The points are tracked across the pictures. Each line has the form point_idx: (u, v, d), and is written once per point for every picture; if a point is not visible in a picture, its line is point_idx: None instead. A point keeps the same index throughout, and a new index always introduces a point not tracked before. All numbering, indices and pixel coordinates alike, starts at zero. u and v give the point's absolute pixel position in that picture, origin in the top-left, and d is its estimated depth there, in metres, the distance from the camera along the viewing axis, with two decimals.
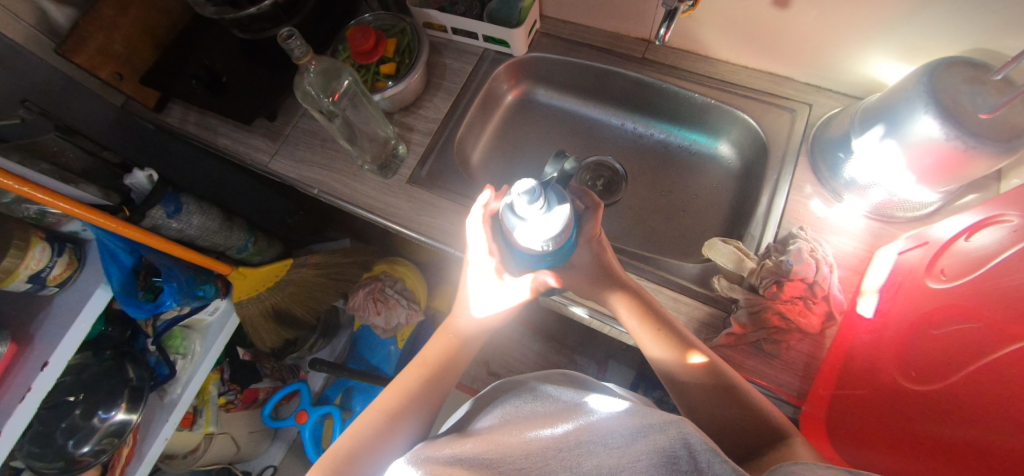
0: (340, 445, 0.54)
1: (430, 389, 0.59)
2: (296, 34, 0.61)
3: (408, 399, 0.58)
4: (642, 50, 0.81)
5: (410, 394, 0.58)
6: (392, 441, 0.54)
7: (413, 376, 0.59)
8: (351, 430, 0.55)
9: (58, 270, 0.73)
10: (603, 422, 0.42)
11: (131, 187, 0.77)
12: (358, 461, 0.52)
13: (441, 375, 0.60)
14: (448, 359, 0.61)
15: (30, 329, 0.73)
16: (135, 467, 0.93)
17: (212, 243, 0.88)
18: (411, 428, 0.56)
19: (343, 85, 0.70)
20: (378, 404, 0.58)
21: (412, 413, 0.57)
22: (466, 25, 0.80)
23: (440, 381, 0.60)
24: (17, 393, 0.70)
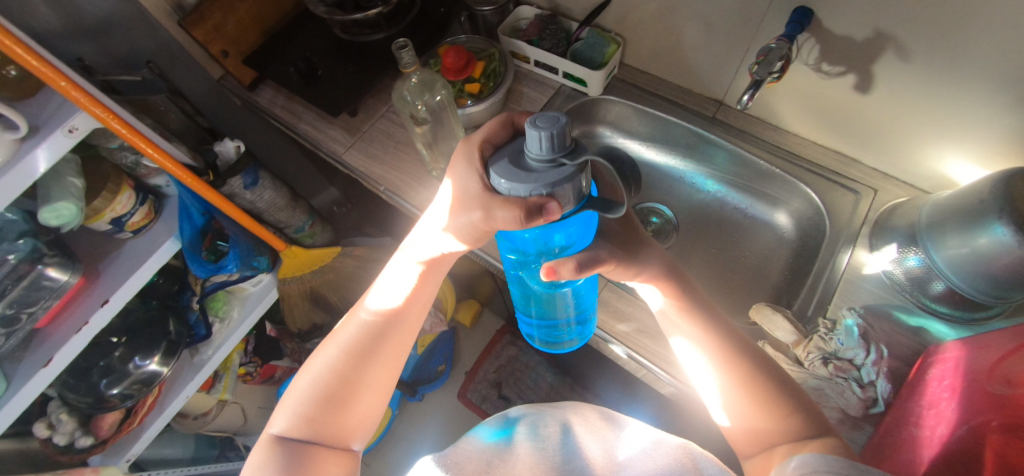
0: (299, 383, 0.52)
1: (397, 322, 0.55)
2: (408, 45, 0.66)
3: (370, 332, 0.53)
4: (714, 109, 0.84)
5: (367, 331, 0.53)
6: (353, 378, 0.51)
7: (366, 314, 0.55)
8: (309, 367, 0.53)
9: (137, 218, 0.78)
10: (614, 438, 0.52)
11: (219, 154, 0.82)
12: (326, 388, 0.50)
13: (398, 315, 0.55)
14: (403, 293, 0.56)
15: (98, 268, 0.78)
16: (153, 419, 0.96)
17: (276, 218, 0.93)
18: (371, 368, 0.52)
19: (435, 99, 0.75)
20: (335, 340, 0.54)
21: (378, 350, 0.53)
22: (550, 59, 0.84)
23: (403, 309, 0.55)
24: (73, 325, 0.75)
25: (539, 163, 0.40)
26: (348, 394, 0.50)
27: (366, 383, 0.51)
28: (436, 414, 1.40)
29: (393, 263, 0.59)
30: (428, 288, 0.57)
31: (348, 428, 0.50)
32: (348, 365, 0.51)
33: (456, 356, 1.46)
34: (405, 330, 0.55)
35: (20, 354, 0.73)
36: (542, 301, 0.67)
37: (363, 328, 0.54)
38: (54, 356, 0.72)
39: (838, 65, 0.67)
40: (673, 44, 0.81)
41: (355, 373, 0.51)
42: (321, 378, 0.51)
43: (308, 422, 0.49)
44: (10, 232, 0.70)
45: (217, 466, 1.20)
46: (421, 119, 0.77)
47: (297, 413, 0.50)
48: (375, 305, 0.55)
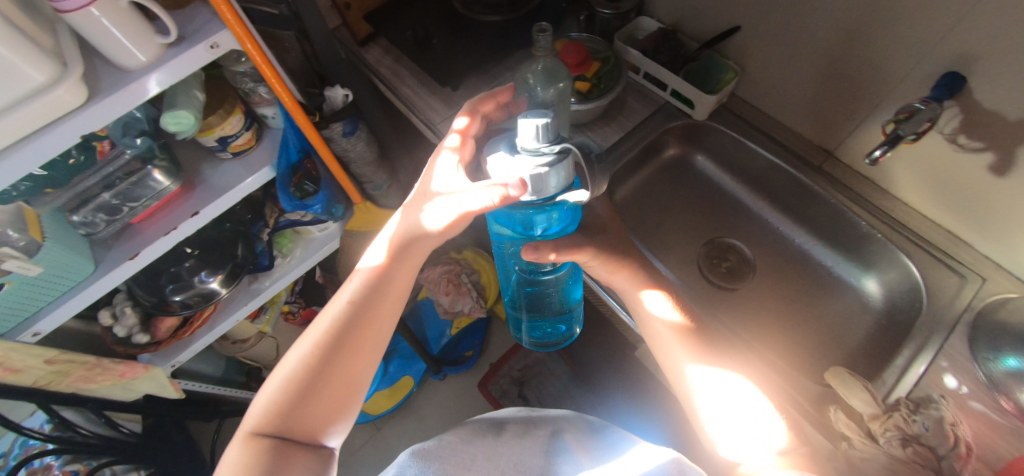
0: (273, 381, 0.48)
1: (375, 311, 0.51)
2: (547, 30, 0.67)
3: (351, 321, 0.50)
4: (821, 159, 0.81)
5: (347, 322, 0.50)
6: (332, 375, 0.48)
7: (348, 300, 0.51)
8: (285, 362, 0.49)
9: (240, 142, 0.82)
10: (604, 456, 0.57)
11: (327, 100, 0.85)
12: (303, 385, 0.47)
13: (382, 302, 0.52)
14: (387, 278, 0.53)
15: (195, 180, 0.82)
16: (203, 334, 1.01)
17: (361, 172, 0.95)
18: (351, 363, 0.49)
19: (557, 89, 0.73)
20: (312, 330, 0.50)
21: (356, 340, 0.50)
22: (662, 74, 0.82)
23: (382, 296, 0.52)
24: (162, 228, 0.79)
25: (532, 151, 0.48)
26: (323, 388, 0.47)
27: (345, 377, 0.49)
28: (453, 396, 1.40)
29: (374, 245, 0.55)
30: (414, 268, 0.55)
31: (322, 423, 0.48)
32: (324, 360, 0.48)
33: (484, 346, 1.46)
34: (384, 317, 0.52)
35: (110, 243, 0.78)
36: (534, 298, 0.80)
37: (340, 318, 0.50)
38: (140, 252, 0.76)
39: (977, 141, 0.63)
40: (795, 84, 0.78)
41: (331, 367, 0.48)
42: (294, 375, 0.47)
43: (283, 423, 0.46)
44: (133, 129, 0.75)
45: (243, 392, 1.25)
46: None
47: (269, 414, 0.46)
48: (356, 290, 0.52)
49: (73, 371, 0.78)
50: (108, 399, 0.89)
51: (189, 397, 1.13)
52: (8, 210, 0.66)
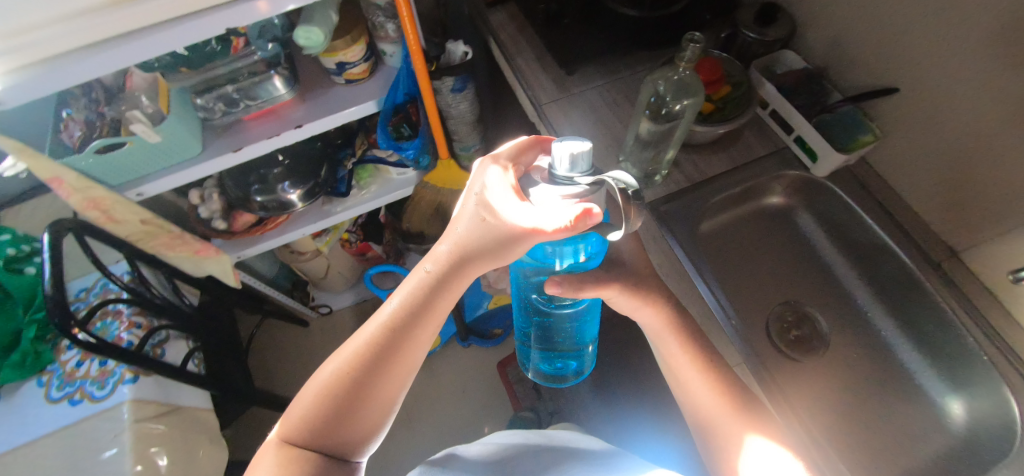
0: (306, 396, 0.46)
1: (413, 333, 0.48)
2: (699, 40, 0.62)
3: (387, 342, 0.47)
4: (943, 255, 0.72)
5: (382, 345, 0.47)
6: (365, 397, 0.46)
7: (387, 319, 0.48)
8: (318, 376, 0.47)
9: (357, 71, 0.84)
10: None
11: (446, 53, 0.86)
12: (336, 405, 0.46)
13: (420, 322, 0.49)
14: (429, 298, 0.49)
15: (307, 96, 0.85)
16: (270, 238, 1.06)
17: (456, 130, 0.97)
18: (385, 386, 0.47)
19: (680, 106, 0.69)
20: (347, 348, 0.48)
21: (390, 363, 0.47)
22: (791, 117, 0.75)
23: (422, 313, 0.48)
24: (267, 132, 0.82)
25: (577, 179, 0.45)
26: (354, 408, 0.46)
27: (377, 399, 0.47)
28: (471, 367, 1.42)
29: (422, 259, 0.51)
30: (463, 286, 0.50)
31: (352, 441, 0.47)
32: (356, 382, 0.46)
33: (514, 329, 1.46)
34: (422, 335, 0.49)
35: (220, 133, 0.83)
36: (549, 330, 0.67)
37: (377, 337, 0.47)
38: (243, 148, 0.80)
39: None
40: (938, 167, 0.70)
41: (364, 387, 0.46)
42: (326, 391, 0.46)
43: (314, 440, 0.45)
44: (268, 35, 0.79)
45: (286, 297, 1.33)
46: (663, 116, 0.71)
47: (300, 430, 0.45)
48: (397, 309, 0.48)
49: (158, 235, 0.85)
50: (179, 268, 0.96)
51: (242, 289, 1.21)
52: (146, 78, 0.74)
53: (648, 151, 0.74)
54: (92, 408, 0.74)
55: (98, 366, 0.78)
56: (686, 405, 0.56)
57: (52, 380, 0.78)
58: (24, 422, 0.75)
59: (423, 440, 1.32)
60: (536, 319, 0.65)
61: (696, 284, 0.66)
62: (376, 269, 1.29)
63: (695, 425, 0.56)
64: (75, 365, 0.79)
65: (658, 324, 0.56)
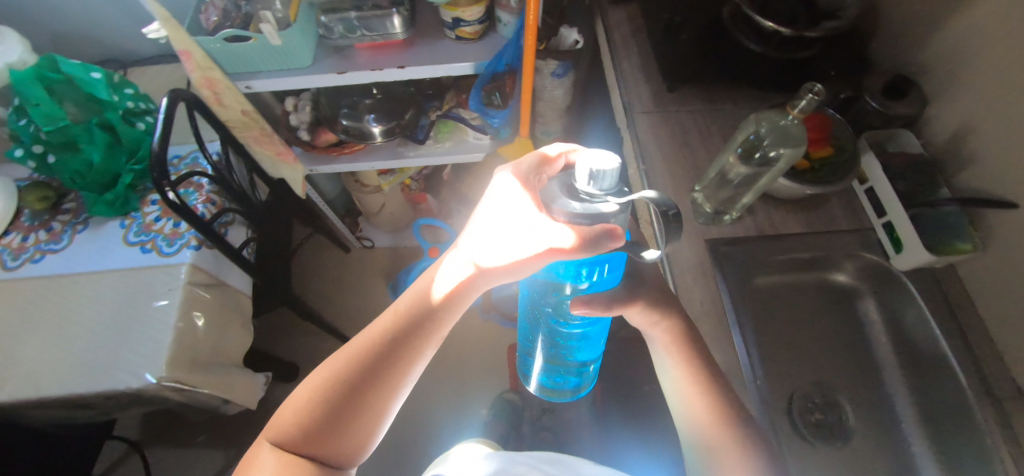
0: (297, 402, 0.51)
1: (402, 351, 0.51)
2: (818, 92, 0.59)
3: (376, 358, 0.50)
4: (1011, 394, 0.65)
5: (371, 361, 0.50)
6: (355, 409, 0.50)
7: (378, 335, 0.51)
8: (308, 385, 0.52)
9: (469, 30, 0.83)
10: None
11: (557, 36, 0.86)
12: (325, 415, 0.50)
13: (411, 339, 0.51)
14: (423, 318, 0.51)
15: (415, 41, 0.87)
16: (343, 161, 1.11)
17: (542, 111, 0.99)
18: (373, 399, 0.51)
19: (774, 155, 0.65)
20: (338, 360, 0.51)
21: (377, 378, 0.50)
22: (889, 198, 0.70)
23: (415, 333, 0.51)
24: (371, 65, 0.85)
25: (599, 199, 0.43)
26: (343, 417, 0.50)
27: (364, 411, 0.50)
28: (483, 341, 1.44)
29: (421, 279, 0.54)
30: (466, 308, 0.53)
31: (343, 451, 0.51)
32: (343, 394, 0.50)
33: None
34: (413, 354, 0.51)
35: (330, 54, 0.87)
36: (556, 349, 0.65)
37: (364, 351, 0.51)
38: (347, 73, 0.84)
39: None
40: None
41: (354, 399, 0.50)
42: (313, 401, 0.50)
43: (305, 446, 0.50)
44: None
45: (337, 220, 1.39)
46: (755, 159, 0.67)
47: (292, 434, 0.50)
48: (389, 327, 0.51)
49: (251, 128, 0.92)
50: (259, 164, 1.04)
51: (303, 200, 1.28)
52: None
53: (726, 190, 0.71)
54: (156, 259, 0.83)
55: (171, 227, 0.86)
56: (682, 416, 0.57)
57: (132, 225, 0.88)
58: (102, 254, 0.85)
59: (419, 390, 1.38)
60: (545, 337, 0.63)
61: (731, 335, 0.62)
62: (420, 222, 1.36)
63: (686, 434, 0.57)
64: (153, 219, 0.88)
65: (666, 338, 0.57)
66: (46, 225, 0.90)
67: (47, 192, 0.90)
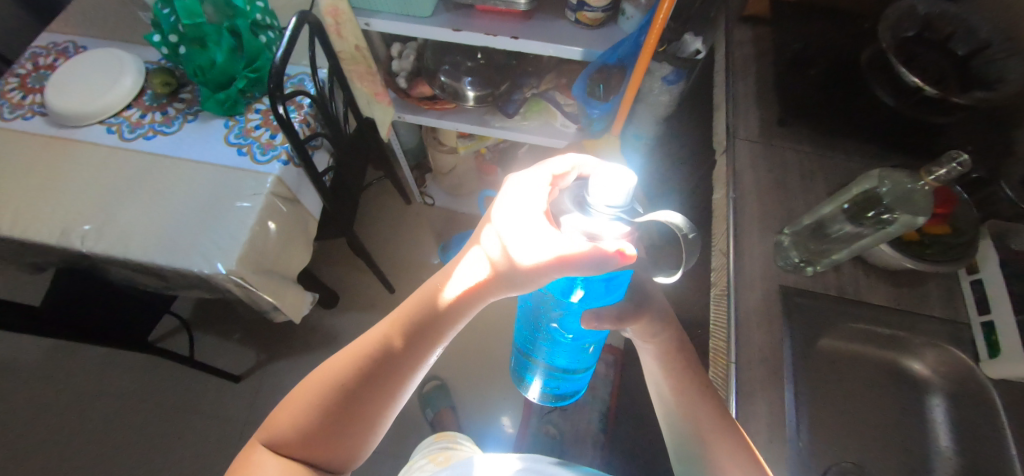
0: (292, 408, 0.55)
1: (396, 360, 0.55)
2: (965, 161, 0.55)
3: (370, 368, 0.54)
4: None
5: (366, 371, 0.54)
6: (352, 415, 0.54)
7: (372, 348, 0.55)
8: (303, 391, 0.56)
9: (590, 16, 0.81)
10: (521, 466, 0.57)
11: (679, 41, 0.84)
12: (321, 422, 0.54)
13: (407, 347, 0.55)
14: (418, 329, 0.55)
15: (533, 16, 0.85)
16: (430, 115, 1.12)
17: (641, 113, 0.96)
18: (369, 405, 0.55)
19: (891, 218, 0.60)
20: (331, 370, 0.55)
21: (373, 385, 0.54)
22: (999, 296, 0.63)
23: (414, 343, 0.55)
24: (486, 28, 0.84)
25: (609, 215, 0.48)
26: (339, 421, 0.54)
27: (360, 416, 0.55)
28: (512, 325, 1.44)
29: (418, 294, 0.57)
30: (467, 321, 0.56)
31: (341, 453, 0.55)
32: (338, 402, 0.54)
33: None
34: (412, 363, 0.55)
35: (451, 10, 0.87)
36: (557, 357, 0.68)
37: (358, 361, 0.54)
38: (461, 31, 0.83)
39: None
40: None
41: (348, 405, 0.54)
42: (307, 409, 0.54)
43: (302, 449, 0.54)
44: None
45: (406, 171, 1.43)
46: (867, 218, 0.62)
47: (289, 439, 0.54)
48: (383, 340, 0.55)
49: (357, 63, 0.95)
50: (354, 100, 1.08)
51: (383, 144, 1.33)
52: None
53: (818, 244, 0.66)
54: (248, 162, 0.90)
55: (268, 137, 0.92)
56: (681, 432, 0.58)
57: (234, 127, 0.94)
58: (203, 146, 0.93)
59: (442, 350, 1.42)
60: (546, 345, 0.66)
61: (783, 389, 0.59)
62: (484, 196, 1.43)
63: (686, 448, 0.57)
64: (253, 126, 0.94)
65: (661, 350, 0.60)
66: (163, 108, 0.98)
67: (170, 78, 0.98)
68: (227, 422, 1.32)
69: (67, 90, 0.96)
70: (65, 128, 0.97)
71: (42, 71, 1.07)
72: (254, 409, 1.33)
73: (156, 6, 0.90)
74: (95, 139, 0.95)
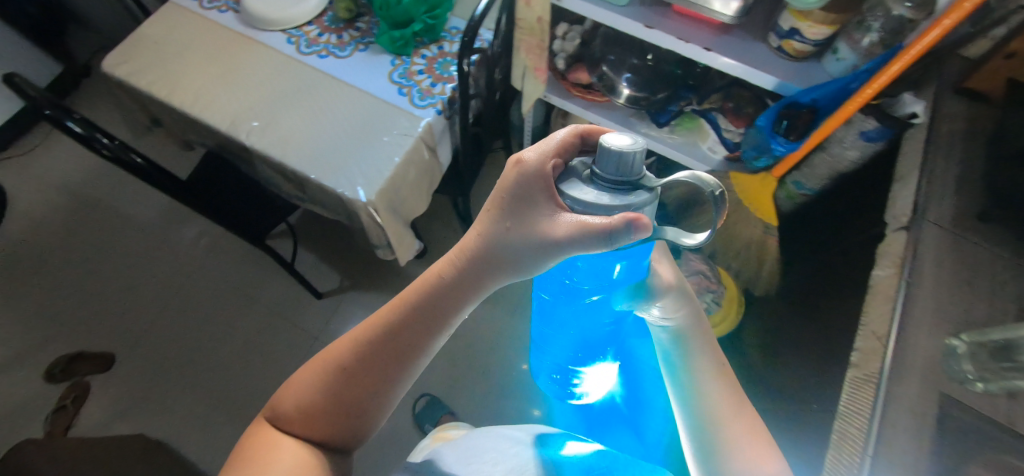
0: (298, 393, 0.59)
1: (398, 339, 0.58)
2: None
3: (373, 351, 0.58)
4: None
5: (369, 352, 0.58)
6: (359, 398, 0.58)
7: (375, 333, 0.58)
8: (308, 374, 0.60)
9: (797, 47, 0.75)
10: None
11: (896, 99, 0.80)
12: (327, 405, 0.58)
13: (409, 327, 0.58)
14: (423, 309, 0.59)
15: (733, 31, 0.80)
16: (575, 101, 1.07)
17: (815, 162, 0.90)
18: (374, 385, 0.58)
19: None
20: (333, 358, 0.59)
21: (376, 365, 0.58)
22: None
23: (418, 329, 0.59)
24: (679, 32, 0.79)
25: (614, 188, 0.46)
26: (343, 400, 0.58)
27: (365, 397, 0.58)
28: None
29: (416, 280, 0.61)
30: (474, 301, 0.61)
31: (347, 431, 0.59)
32: (342, 385, 0.58)
33: None
34: (418, 345, 0.59)
35: (646, 4, 0.83)
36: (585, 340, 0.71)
37: (361, 345, 0.59)
38: (654, 29, 0.79)
39: None
40: None
41: (354, 390, 0.58)
42: (311, 393, 0.59)
43: (309, 432, 0.58)
44: None
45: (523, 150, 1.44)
46: None
47: (297, 420, 0.58)
48: (384, 324, 0.59)
49: (529, 34, 0.93)
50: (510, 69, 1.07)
51: (516, 117, 1.33)
52: None
53: (1002, 364, 0.57)
54: (405, 103, 0.92)
55: (428, 84, 0.95)
56: (696, 392, 0.70)
57: (399, 66, 0.97)
58: (369, 76, 0.96)
59: (508, 330, 1.44)
60: (573, 330, 0.68)
61: None
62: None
63: (699, 415, 0.69)
64: (416, 70, 0.96)
65: (688, 322, 0.73)
66: (340, 32, 1.03)
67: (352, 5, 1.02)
68: (305, 330, 1.44)
69: None
70: (252, 29, 1.04)
71: None
72: (330, 327, 1.43)
73: None
74: (275, 46, 1.01)
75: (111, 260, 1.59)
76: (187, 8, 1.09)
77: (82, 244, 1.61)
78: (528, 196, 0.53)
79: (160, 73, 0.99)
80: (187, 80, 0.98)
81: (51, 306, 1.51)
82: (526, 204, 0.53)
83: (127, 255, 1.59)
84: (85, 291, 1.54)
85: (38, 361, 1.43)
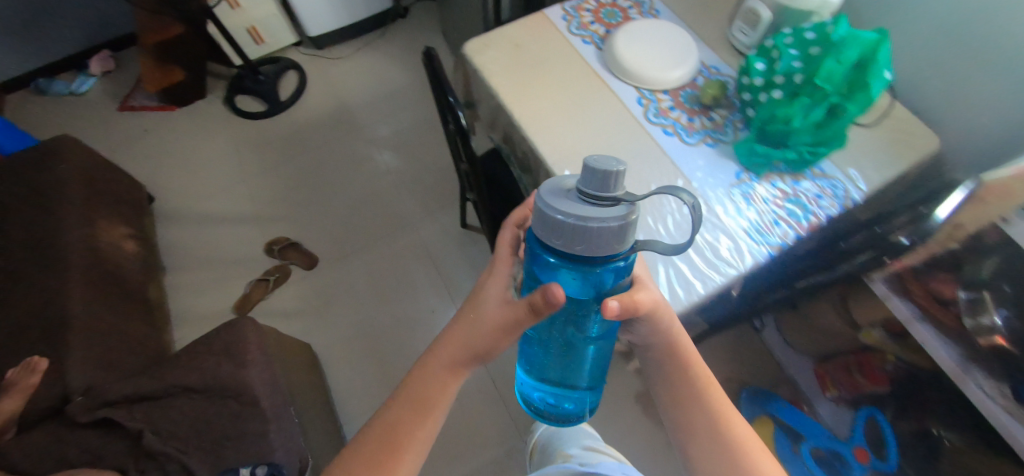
0: None
1: (414, 416, 0.64)
2: None
3: (396, 433, 0.63)
4: None
5: (392, 433, 0.63)
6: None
7: (394, 420, 0.64)
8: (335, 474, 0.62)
9: None
10: None
11: None
12: None
13: (423, 405, 0.64)
14: (435, 390, 0.64)
15: None
16: (911, 305, 0.88)
17: None
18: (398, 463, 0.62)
19: None
20: (356, 455, 0.63)
21: (396, 442, 0.63)
22: None
23: (429, 403, 0.64)
24: None
25: (599, 207, 0.46)
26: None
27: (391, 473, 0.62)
28: None
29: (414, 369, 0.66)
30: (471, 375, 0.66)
31: None
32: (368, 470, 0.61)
33: None
34: (433, 414, 0.64)
35: None
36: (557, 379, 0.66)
37: (384, 430, 0.64)
38: None
39: None
40: None
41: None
42: None
43: None
44: None
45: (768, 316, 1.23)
46: None
47: None
48: (398, 413, 0.64)
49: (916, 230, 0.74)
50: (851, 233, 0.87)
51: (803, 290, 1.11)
52: None
53: None
54: (739, 230, 0.81)
55: (771, 219, 0.83)
56: (690, 417, 0.69)
57: (744, 183, 0.87)
58: (708, 177, 0.87)
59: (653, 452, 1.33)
60: (554, 355, 0.63)
61: None
62: (859, 406, 1.17)
63: (691, 440, 0.69)
64: (763, 197, 0.85)
65: (670, 341, 0.68)
66: (693, 114, 0.95)
67: (719, 95, 0.95)
68: None
69: (637, 45, 0.99)
70: (608, 71, 1.02)
71: (607, 7, 1.12)
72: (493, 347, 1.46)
73: (785, 39, 0.84)
74: (624, 99, 0.97)
75: (353, 181, 1.80)
76: (555, 25, 1.09)
77: (345, 159, 1.85)
78: (484, 291, 0.62)
79: (509, 78, 1.01)
80: (531, 93, 0.99)
81: (298, 194, 1.78)
82: (481, 298, 0.62)
83: (371, 185, 1.79)
84: (326, 194, 1.78)
85: (274, 234, 1.70)
